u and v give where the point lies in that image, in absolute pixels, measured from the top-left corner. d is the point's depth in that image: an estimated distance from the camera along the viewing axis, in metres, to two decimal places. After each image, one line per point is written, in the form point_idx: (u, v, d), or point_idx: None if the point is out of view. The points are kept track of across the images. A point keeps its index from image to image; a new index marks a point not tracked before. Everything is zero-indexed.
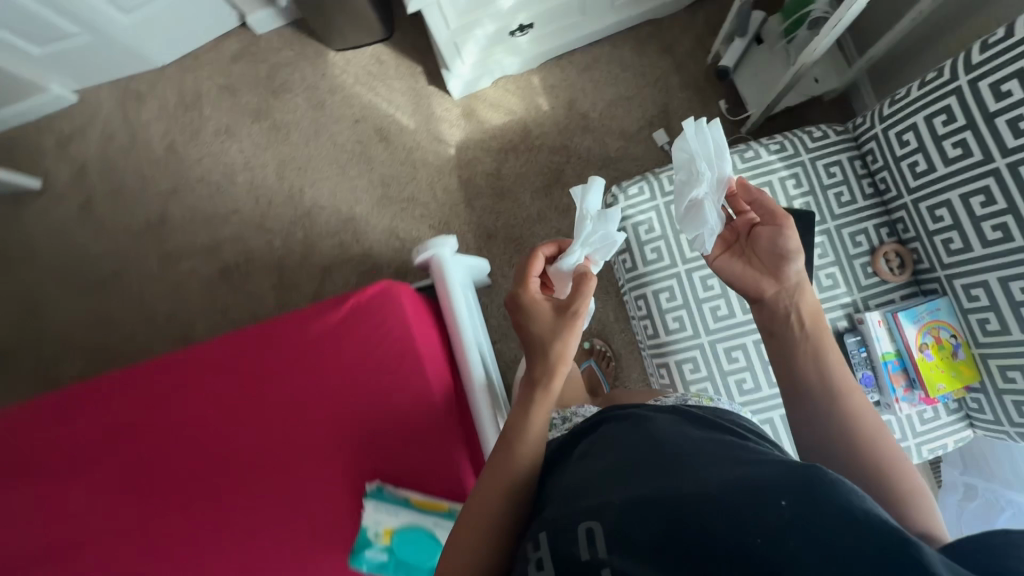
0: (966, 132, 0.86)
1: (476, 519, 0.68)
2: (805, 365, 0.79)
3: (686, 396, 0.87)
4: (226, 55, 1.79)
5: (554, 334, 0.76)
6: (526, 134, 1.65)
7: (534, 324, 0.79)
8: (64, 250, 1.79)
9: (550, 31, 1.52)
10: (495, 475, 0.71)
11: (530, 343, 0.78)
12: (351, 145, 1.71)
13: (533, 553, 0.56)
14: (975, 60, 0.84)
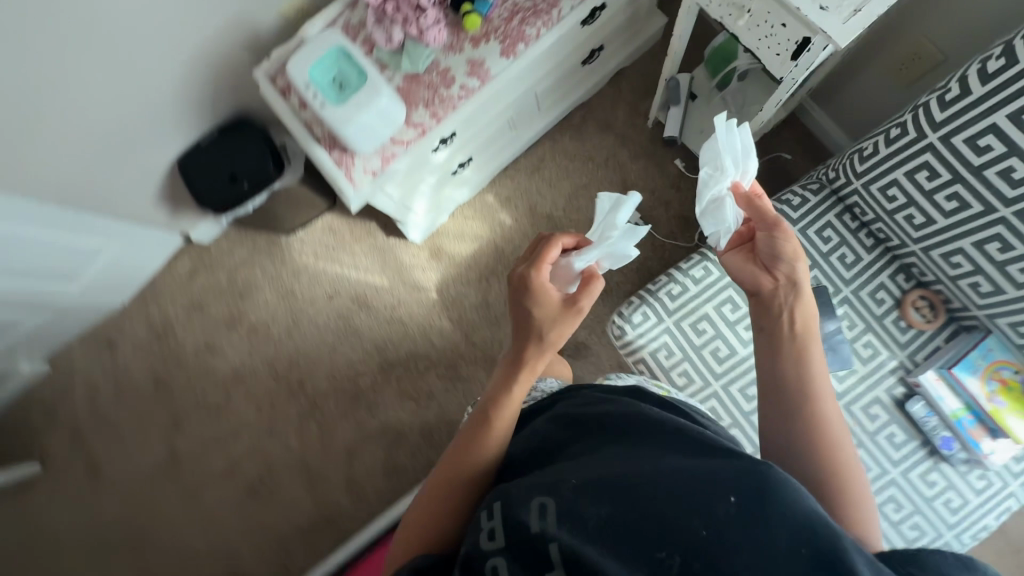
0: (956, 186, 0.82)
1: (461, 478, 0.74)
2: (786, 362, 0.77)
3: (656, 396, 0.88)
4: (182, 274, 1.74)
5: (553, 333, 0.78)
6: (500, 253, 1.62)
7: (542, 308, 0.78)
8: (81, 527, 1.67)
9: (490, 156, 1.50)
10: (477, 443, 0.76)
11: (532, 336, 0.79)
12: (334, 321, 1.67)
13: (487, 522, 0.62)
14: (939, 117, 0.80)
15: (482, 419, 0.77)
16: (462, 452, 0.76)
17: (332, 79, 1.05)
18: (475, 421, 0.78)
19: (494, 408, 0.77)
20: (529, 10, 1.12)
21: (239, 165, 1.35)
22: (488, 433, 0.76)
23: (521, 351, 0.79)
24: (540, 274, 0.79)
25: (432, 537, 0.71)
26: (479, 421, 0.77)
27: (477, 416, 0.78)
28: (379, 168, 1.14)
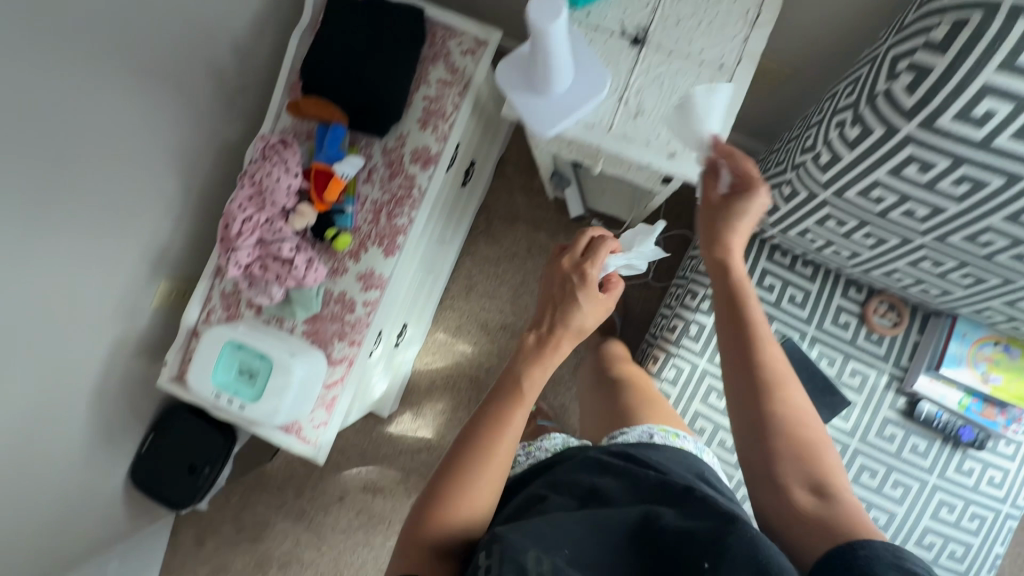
0: (867, 227, 0.80)
1: (469, 468, 0.65)
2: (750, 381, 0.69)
3: (652, 433, 0.84)
4: (192, 545, 1.67)
5: (589, 320, 0.82)
6: (477, 381, 1.58)
7: (589, 292, 0.82)
8: None
9: (422, 308, 1.46)
10: (501, 408, 0.71)
11: (568, 317, 0.81)
12: (357, 518, 1.61)
13: (484, 565, 0.52)
14: (823, 178, 0.78)
15: (504, 392, 0.73)
16: (481, 441, 0.68)
17: (238, 372, 0.99)
18: (500, 393, 0.74)
19: (524, 377, 0.75)
20: (390, 201, 1.06)
21: (195, 454, 1.29)
22: (512, 412, 0.71)
23: (556, 327, 0.81)
24: (597, 252, 0.83)
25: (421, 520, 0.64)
26: (501, 396, 0.73)
27: (501, 386, 0.75)
28: (327, 417, 1.09)
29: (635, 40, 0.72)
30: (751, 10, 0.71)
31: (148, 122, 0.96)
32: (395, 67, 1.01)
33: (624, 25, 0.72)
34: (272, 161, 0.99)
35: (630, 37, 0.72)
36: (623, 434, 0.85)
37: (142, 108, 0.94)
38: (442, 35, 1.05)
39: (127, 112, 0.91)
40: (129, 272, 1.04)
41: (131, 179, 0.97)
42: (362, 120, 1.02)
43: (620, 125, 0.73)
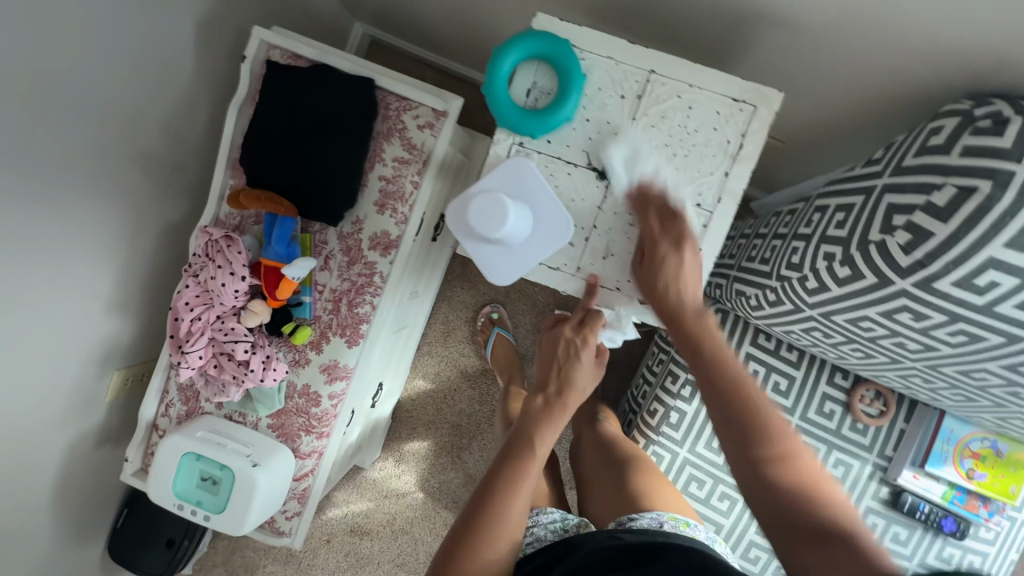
0: (855, 344, 0.75)
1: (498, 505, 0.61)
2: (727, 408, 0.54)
3: (662, 520, 0.77)
4: None
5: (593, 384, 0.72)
6: (459, 427, 1.55)
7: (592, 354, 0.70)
8: None
9: (399, 362, 1.41)
10: (518, 462, 0.63)
11: (573, 383, 0.69)
12: (345, 561, 1.63)
13: None
14: (810, 299, 0.71)
15: (522, 443, 0.66)
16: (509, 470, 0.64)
17: (200, 480, 0.96)
18: (513, 453, 0.65)
19: (535, 435, 0.66)
20: (350, 290, 0.98)
21: (171, 528, 1.28)
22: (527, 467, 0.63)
23: (563, 390, 0.69)
24: (596, 321, 0.71)
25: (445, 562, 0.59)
26: (517, 446, 0.65)
27: (514, 448, 0.65)
28: (300, 509, 1.06)
29: (601, 173, 0.70)
30: (731, 141, 0.68)
31: (77, 223, 0.87)
32: (345, 151, 0.91)
33: (590, 156, 0.71)
34: (217, 259, 0.92)
35: (596, 168, 0.71)
36: (633, 519, 0.78)
37: (69, 213, 0.85)
38: (396, 106, 0.95)
39: (49, 220, 0.82)
40: (76, 373, 0.98)
41: (66, 285, 0.89)
42: (312, 211, 0.93)
43: (585, 264, 0.73)
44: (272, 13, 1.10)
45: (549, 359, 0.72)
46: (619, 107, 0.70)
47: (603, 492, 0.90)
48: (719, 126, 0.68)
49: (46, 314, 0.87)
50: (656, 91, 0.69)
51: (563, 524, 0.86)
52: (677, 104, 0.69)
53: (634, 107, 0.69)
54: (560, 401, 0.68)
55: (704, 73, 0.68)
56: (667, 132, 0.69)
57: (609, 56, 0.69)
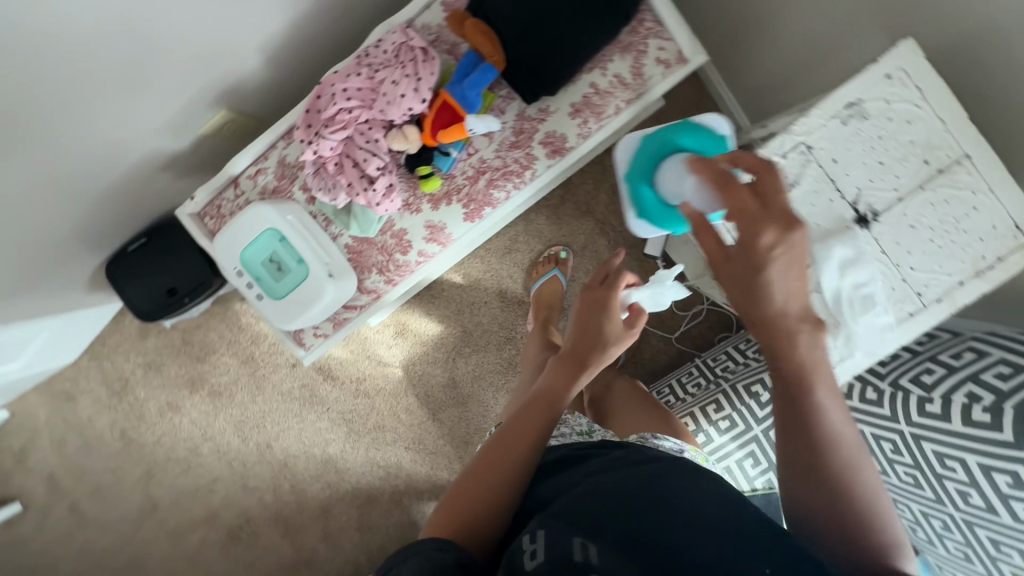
0: (914, 470, 0.80)
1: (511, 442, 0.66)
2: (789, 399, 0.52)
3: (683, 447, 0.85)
4: (133, 333, 1.68)
5: (621, 347, 0.76)
6: (468, 335, 1.57)
7: (615, 320, 0.76)
8: (77, 556, 1.74)
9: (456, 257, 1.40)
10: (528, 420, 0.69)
11: (599, 340, 0.75)
12: (297, 391, 1.65)
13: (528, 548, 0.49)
14: (916, 418, 0.77)
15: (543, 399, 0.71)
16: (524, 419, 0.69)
17: (266, 260, 0.92)
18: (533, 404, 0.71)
19: (551, 385, 0.73)
20: (498, 169, 0.94)
21: (176, 280, 1.22)
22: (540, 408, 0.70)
23: (586, 345, 0.75)
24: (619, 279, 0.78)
25: (479, 492, 0.61)
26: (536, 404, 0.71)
27: (532, 407, 0.70)
28: (330, 332, 1.03)
29: (862, 217, 0.70)
30: (986, 258, 0.67)
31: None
32: (583, 39, 0.85)
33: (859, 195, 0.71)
34: (404, 66, 0.85)
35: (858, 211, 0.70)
36: (656, 440, 0.85)
37: None
38: (648, 27, 0.89)
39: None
40: (192, 92, 0.90)
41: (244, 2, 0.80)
42: (517, 76, 0.88)
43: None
44: None
45: (575, 325, 0.78)
46: (916, 169, 0.69)
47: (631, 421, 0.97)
48: (984, 238, 0.67)
49: (209, 17, 0.79)
50: (957, 175, 0.67)
51: (588, 428, 0.92)
52: (965, 198, 0.68)
53: (926, 176, 0.69)
54: (582, 358, 0.74)
55: (1006, 186, 0.66)
56: (938, 216, 0.69)
57: (941, 119, 0.67)
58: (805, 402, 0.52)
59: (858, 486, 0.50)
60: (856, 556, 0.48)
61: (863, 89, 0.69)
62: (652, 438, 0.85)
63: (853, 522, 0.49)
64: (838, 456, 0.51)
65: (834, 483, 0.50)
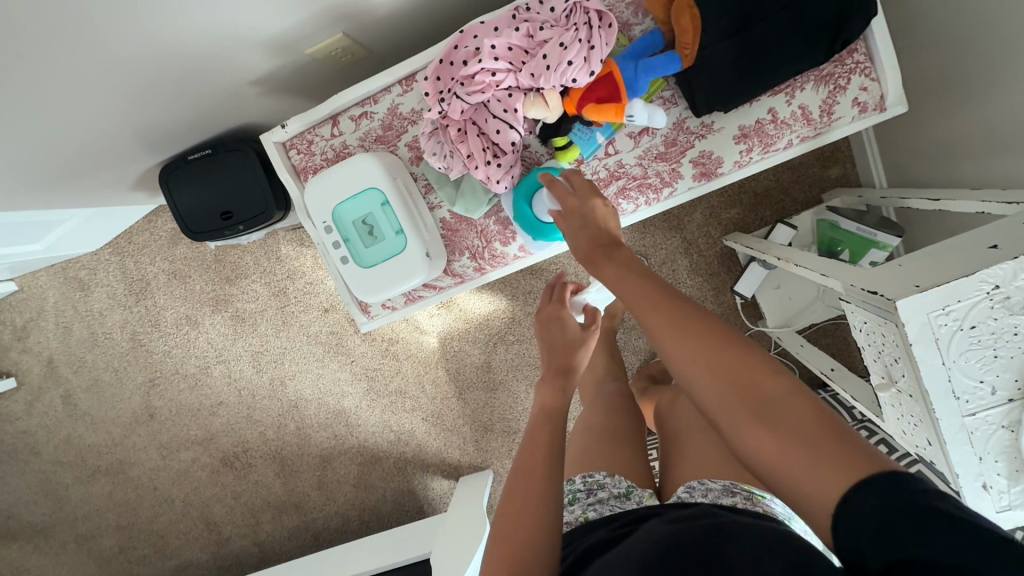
0: None
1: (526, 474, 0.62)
2: (678, 351, 0.48)
3: (735, 489, 0.68)
4: (164, 236, 1.57)
5: (586, 349, 0.77)
6: (514, 322, 1.48)
7: (570, 324, 0.78)
8: (65, 443, 1.69)
9: None
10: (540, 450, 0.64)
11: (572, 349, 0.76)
12: (325, 336, 1.57)
13: None
14: None
15: (545, 424, 0.68)
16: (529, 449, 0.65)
17: (359, 221, 0.83)
18: (543, 427, 0.68)
19: (540, 405, 0.71)
20: (636, 178, 0.83)
21: (228, 200, 1.11)
22: (543, 423, 0.68)
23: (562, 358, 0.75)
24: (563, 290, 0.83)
25: (519, 538, 0.57)
26: (545, 429, 0.67)
27: (536, 428, 0.68)
28: (399, 306, 0.93)
29: None
30: None
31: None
32: (786, 59, 0.73)
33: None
34: (575, 35, 0.73)
35: None
36: (701, 489, 0.70)
37: None
38: (856, 60, 0.76)
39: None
40: (313, 7, 0.77)
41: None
42: (697, 83, 0.75)
43: (981, 414, 0.57)
44: None
45: (543, 344, 0.79)
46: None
47: (688, 450, 0.82)
48: None
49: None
50: None
51: (628, 491, 0.74)
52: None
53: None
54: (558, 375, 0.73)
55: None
56: None
57: None
58: (676, 329, 0.49)
59: (766, 391, 0.45)
60: (810, 494, 0.40)
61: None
62: (701, 485, 0.71)
63: (785, 450, 0.42)
64: (739, 375, 0.46)
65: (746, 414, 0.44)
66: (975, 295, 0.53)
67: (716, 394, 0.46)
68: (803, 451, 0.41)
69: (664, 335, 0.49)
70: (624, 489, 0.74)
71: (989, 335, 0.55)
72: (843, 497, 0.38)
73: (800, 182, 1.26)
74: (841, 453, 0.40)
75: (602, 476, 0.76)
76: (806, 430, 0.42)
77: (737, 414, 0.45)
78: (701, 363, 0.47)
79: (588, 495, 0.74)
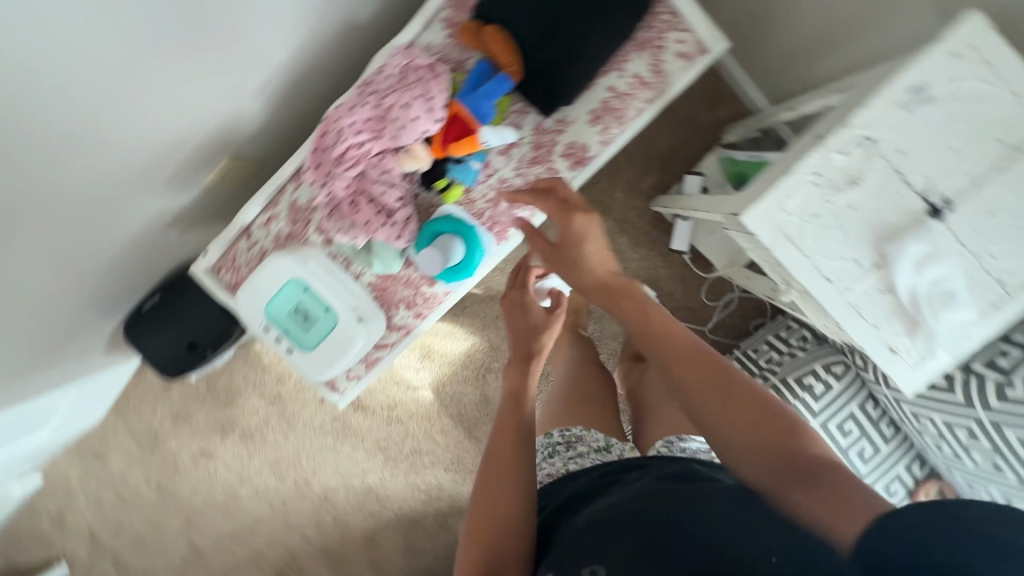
0: (995, 457, 0.77)
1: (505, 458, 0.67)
2: (709, 401, 0.56)
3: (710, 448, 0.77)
4: (157, 385, 1.65)
5: (551, 331, 0.85)
6: (495, 349, 1.53)
7: (536, 308, 0.86)
8: None
9: None
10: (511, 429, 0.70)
11: (538, 331, 0.84)
12: (330, 424, 1.63)
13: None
14: (994, 403, 0.74)
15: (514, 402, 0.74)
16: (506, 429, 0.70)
17: (292, 311, 0.88)
18: (511, 407, 0.74)
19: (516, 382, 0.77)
20: (519, 187, 0.90)
21: (198, 334, 1.20)
22: (518, 407, 0.73)
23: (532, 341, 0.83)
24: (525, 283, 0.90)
25: (500, 514, 0.62)
26: (516, 410, 0.73)
27: (507, 404, 0.74)
28: (362, 373, 0.99)
29: (934, 211, 0.57)
30: None
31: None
32: (600, 43, 0.81)
33: (931, 186, 0.57)
34: (411, 89, 0.80)
35: (930, 204, 0.58)
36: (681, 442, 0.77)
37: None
38: (665, 21, 0.83)
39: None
40: (192, 149, 0.86)
41: (253, 39, 0.74)
42: (534, 90, 0.83)
43: (857, 289, 0.61)
44: None
45: (509, 326, 0.88)
46: (988, 151, 0.56)
47: (660, 416, 0.89)
48: None
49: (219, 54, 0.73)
50: None
51: (606, 445, 0.86)
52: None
53: (1005, 159, 0.56)
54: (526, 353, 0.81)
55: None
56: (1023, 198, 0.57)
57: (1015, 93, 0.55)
58: (708, 387, 0.57)
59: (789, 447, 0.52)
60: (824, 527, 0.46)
61: (928, 66, 0.55)
62: (679, 441, 0.80)
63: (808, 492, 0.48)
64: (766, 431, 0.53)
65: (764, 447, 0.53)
66: (803, 188, 0.58)
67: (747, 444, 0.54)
68: (812, 480, 0.50)
69: (695, 387, 0.57)
70: (603, 442, 0.86)
71: (833, 218, 0.59)
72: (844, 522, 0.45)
73: (697, 131, 1.33)
74: (849, 494, 0.47)
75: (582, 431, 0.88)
76: (823, 480, 0.49)
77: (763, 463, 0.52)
78: (735, 414, 0.55)
79: (568, 449, 0.86)
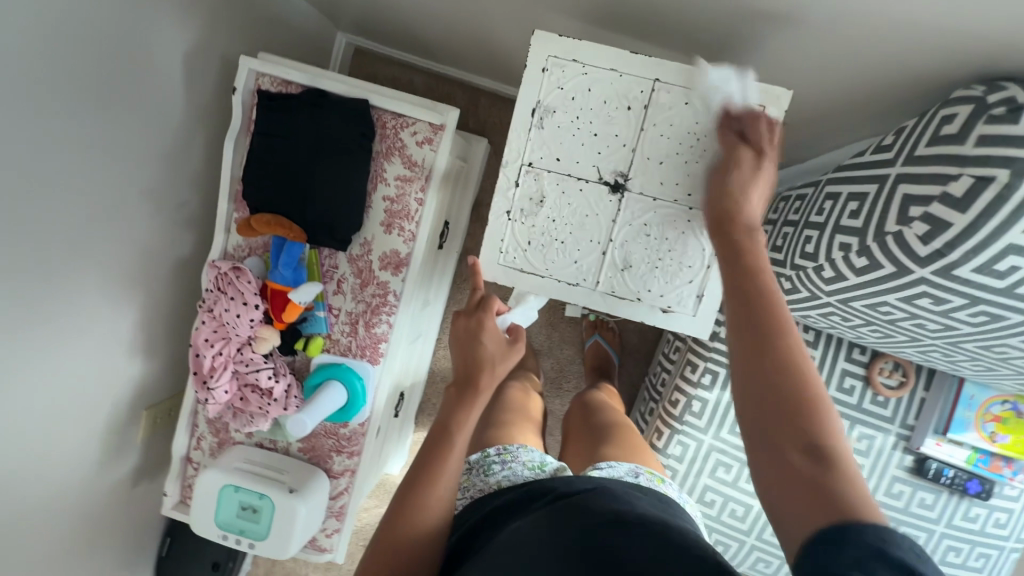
0: (873, 326, 0.76)
1: (421, 503, 0.62)
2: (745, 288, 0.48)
3: (637, 470, 0.76)
4: None
5: (507, 365, 0.69)
6: None
7: (493, 339, 0.69)
8: None
9: (411, 386, 1.42)
10: (427, 468, 0.64)
11: (481, 364, 0.68)
12: None
13: None
14: (827, 288, 0.72)
15: (435, 445, 0.65)
16: (429, 463, 0.64)
17: (240, 511, 0.98)
18: (433, 442, 0.66)
19: (451, 424, 0.66)
20: (366, 311, 0.99)
21: (218, 554, 1.32)
22: (442, 467, 0.64)
23: (470, 373, 0.68)
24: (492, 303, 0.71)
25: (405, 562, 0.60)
26: (437, 445, 0.65)
27: (435, 445, 0.65)
28: (340, 526, 1.08)
29: (614, 187, 0.66)
30: None
31: (89, 260, 0.87)
32: (349, 174, 0.91)
33: (601, 170, 0.67)
34: (226, 295, 0.92)
35: (609, 183, 0.67)
36: (611, 469, 0.77)
37: (79, 282, 0.86)
38: (393, 125, 0.94)
39: (61, 251, 0.81)
40: (104, 419, 1.00)
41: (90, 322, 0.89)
42: (323, 238, 0.93)
43: (604, 278, 0.68)
44: (253, 31, 1.09)
45: (458, 350, 0.71)
46: (626, 120, 0.66)
47: (578, 446, 0.93)
48: None
49: (69, 346, 0.88)
50: (662, 100, 0.64)
51: (541, 463, 0.81)
52: (683, 111, 0.65)
53: (640, 118, 0.65)
54: (469, 388, 0.67)
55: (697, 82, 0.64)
56: (676, 140, 0.65)
57: (615, 68, 0.65)
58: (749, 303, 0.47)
59: (795, 394, 0.43)
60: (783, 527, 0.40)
61: (533, 90, 0.66)
62: (608, 465, 0.78)
63: (791, 474, 0.40)
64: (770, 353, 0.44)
65: (765, 387, 0.43)
66: (504, 229, 0.68)
67: (782, 350, 0.44)
68: (796, 451, 0.41)
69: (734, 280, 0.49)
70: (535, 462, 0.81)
71: (543, 237, 0.68)
72: (803, 536, 0.38)
73: None
74: (810, 513, 0.39)
75: (525, 452, 0.83)
76: (802, 488, 0.40)
77: (768, 383, 0.44)
78: (805, 378, 0.43)
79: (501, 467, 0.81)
